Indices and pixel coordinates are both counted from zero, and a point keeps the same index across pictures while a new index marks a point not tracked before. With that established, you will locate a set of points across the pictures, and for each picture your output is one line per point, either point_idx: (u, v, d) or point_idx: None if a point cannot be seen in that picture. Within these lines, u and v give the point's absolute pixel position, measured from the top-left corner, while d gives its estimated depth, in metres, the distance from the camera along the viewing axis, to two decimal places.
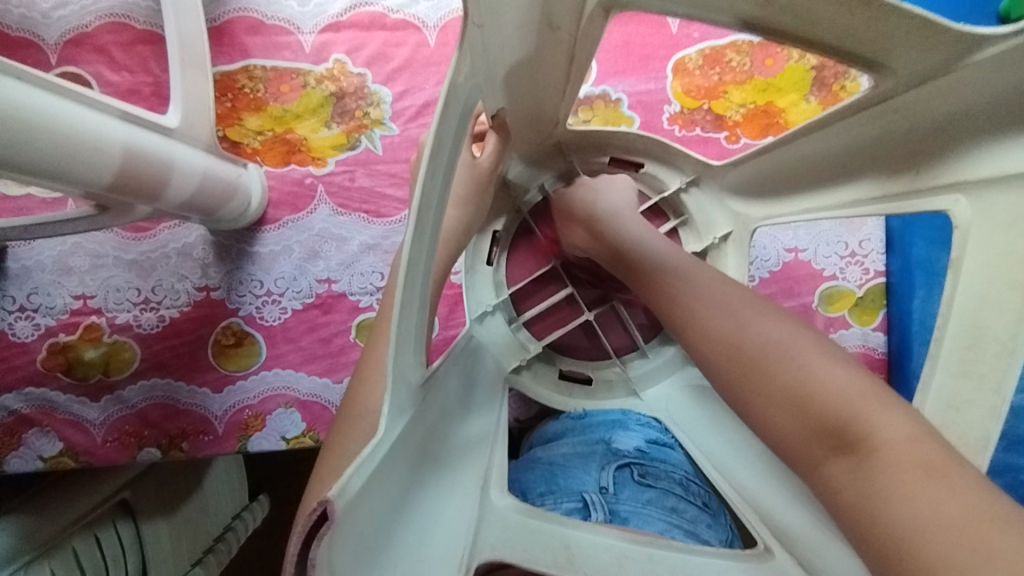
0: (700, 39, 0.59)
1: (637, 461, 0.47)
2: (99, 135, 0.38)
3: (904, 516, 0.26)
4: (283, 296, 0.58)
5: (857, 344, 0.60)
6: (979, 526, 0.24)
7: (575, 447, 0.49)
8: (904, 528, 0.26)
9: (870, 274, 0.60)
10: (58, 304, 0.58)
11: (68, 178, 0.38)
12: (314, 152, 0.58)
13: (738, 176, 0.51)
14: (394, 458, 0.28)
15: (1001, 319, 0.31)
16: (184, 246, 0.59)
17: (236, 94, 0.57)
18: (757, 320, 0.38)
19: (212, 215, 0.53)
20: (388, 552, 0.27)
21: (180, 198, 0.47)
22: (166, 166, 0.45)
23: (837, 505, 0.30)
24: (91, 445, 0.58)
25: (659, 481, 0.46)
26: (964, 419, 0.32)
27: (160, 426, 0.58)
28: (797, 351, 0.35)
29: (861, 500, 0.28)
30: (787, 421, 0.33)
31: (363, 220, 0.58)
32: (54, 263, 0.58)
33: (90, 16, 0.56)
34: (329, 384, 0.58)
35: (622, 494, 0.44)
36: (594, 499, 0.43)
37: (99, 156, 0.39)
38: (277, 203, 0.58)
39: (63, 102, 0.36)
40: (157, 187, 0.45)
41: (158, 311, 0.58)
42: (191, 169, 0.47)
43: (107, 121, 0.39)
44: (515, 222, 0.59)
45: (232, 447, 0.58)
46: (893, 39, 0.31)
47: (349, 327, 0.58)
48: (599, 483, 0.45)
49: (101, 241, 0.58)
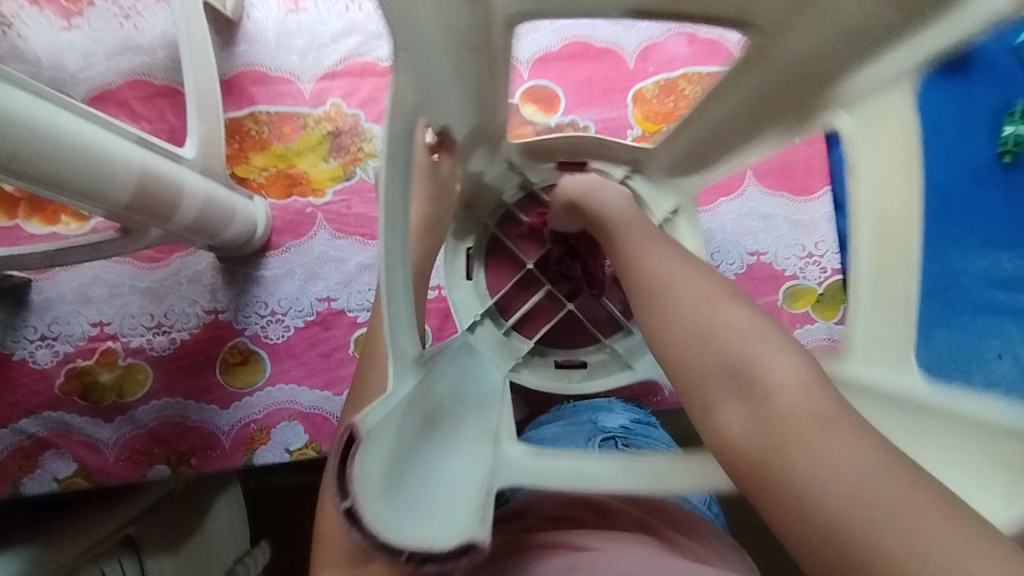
0: (656, 72, 0.67)
1: (620, 435, 0.54)
2: (116, 156, 0.44)
3: (808, 472, 0.26)
4: (286, 315, 0.63)
5: (823, 337, 0.64)
6: (880, 483, 0.25)
7: (563, 426, 0.57)
8: (808, 482, 0.26)
9: (828, 272, 0.65)
10: (76, 332, 0.62)
11: (88, 194, 0.43)
12: (314, 184, 0.64)
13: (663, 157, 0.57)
14: (405, 414, 0.32)
15: (898, 215, 0.36)
16: (194, 273, 0.63)
17: (243, 136, 0.64)
18: (686, 290, 0.35)
19: (213, 236, 0.57)
20: (421, 490, 0.30)
21: (184, 216, 0.52)
22: (170, 184, 0.50)
23: (730, 448, 0.30)
24: (104, 465, 0.61)
25: (640, 447, 0.52)
26: (890, 299, 0.37)
27: (170, 443, 0.62)
28: (712, 298, 0.34)
29: (767, 453, 0.28)
30: (690, 361, 0.32)
31: (360, 243, 0.64)
32: (73, 293, 0.62)
33: (114, 76, 0.63)
34: (330, 396, 0.63)
35: (604, 455, 0.50)
36: (575, 456, 0.50)
37: (115, 175, 0.44)
38: (281, 231, 0.64)
39: (84, 123, 0.41)
40: (161, 201, 0.49)
41: (170, 334, 0.63)
42: (192, 189, 0.52)
43: (114, 137, 0.44)
44: (484, 237, 0.64)
45: (239, 460, 0.62)
46: (789, 34, 0.37)
47: (348, 342, 0.63)
48: (584, 448, 0.51)
49: (118, 271, 0.62)
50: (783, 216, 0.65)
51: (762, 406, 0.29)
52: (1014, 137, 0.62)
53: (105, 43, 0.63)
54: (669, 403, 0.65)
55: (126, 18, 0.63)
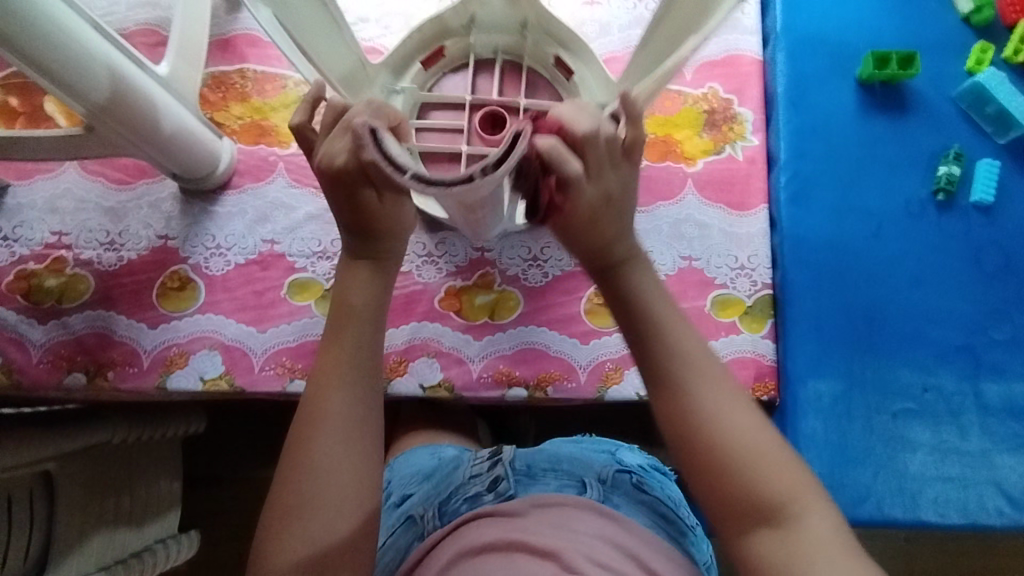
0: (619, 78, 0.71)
1: (637, 473, 0.58)
2: (79, 43, 0.49)
3: (743, 446, 0.44)
4: (229, 250, 0.66)
5: (746, 349, 0.62)
6: (772, 453, 0.44)
7: (584, 449, 0.60)
8: (745, 449, 0.44)
9: (758, 285, 0.64)
10: (36, 237, 0.66)
11: (29, 56, 0.47)
12: (282, 136, 0.69)
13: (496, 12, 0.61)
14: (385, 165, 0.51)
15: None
16: (155, 200, 0.67)
17: (228, 88, 0.70)
18: (697, 352, 0.47)
19: (173, 158, 0.62)
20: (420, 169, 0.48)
21: (143, 126, 0.57)
22: (136, 93, 0.55)
23: (669, 385, 0.46)
24: (26, 364, 0.64)
25: (654, 491, 0.56)
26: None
27: (92, 354, 0.64)
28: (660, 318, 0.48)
29: (712, 412, 0.45)
30: (682, 340, 0.47)
31: (312, 194, 0.68)
32: (43, 203, 0.67)
33: (129, 23, 0.70)
34: (254, 333, 0.64)
35: (616, 489, 0.55)
36: (591, 482, 0.55)
37: (82, 61, 0.50)
38: (242, 173, 0.68)
39: (65, 9, 0.48)
40: (120, 104, 0.54)
41: (119, 252, 0.66)
42: (157, 104, 0.57)
43: (95, 37, 0.51)
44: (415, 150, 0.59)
45: (153, 381, 0.63)
46: None
47: (282, 284, 0.66)
48: (600, 475, 0.56)
49: (88, 189, 0.67)
50: (719, 226, 0.66)
51: (710, 457, 0.45)
52: (947, 176, 0.64)
53: None
54: (584, 393, 0.64)
55: None
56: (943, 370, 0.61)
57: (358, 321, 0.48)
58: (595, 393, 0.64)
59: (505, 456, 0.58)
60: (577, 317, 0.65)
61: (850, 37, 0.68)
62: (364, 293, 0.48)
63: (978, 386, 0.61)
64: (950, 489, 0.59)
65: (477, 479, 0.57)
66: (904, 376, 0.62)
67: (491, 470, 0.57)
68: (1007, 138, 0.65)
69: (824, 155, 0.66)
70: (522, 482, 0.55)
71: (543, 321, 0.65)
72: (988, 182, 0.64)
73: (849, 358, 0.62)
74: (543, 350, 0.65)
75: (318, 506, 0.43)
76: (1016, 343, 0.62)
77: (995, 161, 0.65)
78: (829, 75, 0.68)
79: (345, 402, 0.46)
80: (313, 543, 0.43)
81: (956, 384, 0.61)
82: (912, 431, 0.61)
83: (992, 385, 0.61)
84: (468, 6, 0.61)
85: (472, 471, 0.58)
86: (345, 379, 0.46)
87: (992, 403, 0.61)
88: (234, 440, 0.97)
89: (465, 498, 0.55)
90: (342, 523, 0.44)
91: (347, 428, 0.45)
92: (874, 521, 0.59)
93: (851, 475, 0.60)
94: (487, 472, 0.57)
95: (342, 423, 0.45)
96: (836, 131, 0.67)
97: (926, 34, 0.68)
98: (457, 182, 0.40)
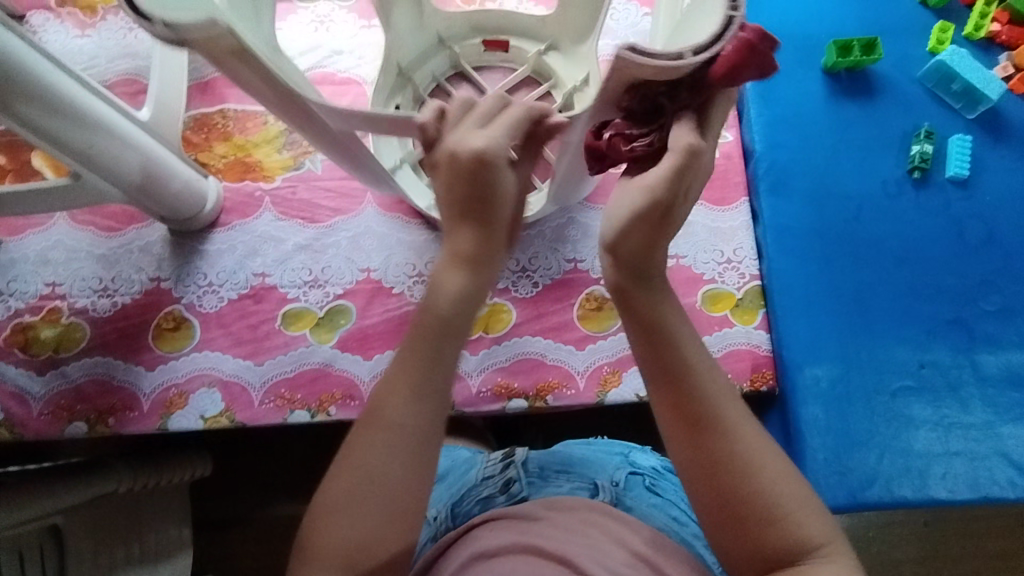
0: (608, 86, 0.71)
1: (650, 475, 0.58)
2: (65, 96, 0.51)
3: (764, 485, 0.42)
4: (222, 287, 0.67)
5: (742, 342, 0.63)
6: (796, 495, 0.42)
7: (599, 450, 0.60)
8: (758, 481, 0.42)
9: (747, 277, 0.65)
10: (31, 290, 0.67)
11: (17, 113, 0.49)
12: (266, 171, 0.70)
13: (416, 40, 0.66)
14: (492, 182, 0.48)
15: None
16: (146, 244, 0.68)
17: (210, 129, 0.71)
18: (729, 408, 0.44)
19: (162, 202, 0.63)
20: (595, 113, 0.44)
21: (131, 173, 0.58)
22: (123, 141, 0.56)
23: (690, 417, 0.44)
24: (27, 416, 0.64)
25: (667, 492, 0.56)
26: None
27: (92, 402, 0.64)
28: (687, 380, 0.44)
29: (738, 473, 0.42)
30: (702, 386, 0.44)
31: (299, 225, 0.69)
32: (36, 255, 0.68)
33: (110, 74, 0.72)
34: (251, 367, 0.65)
35: (630, 491, 0.55)
36: (603, 485, 0.55)
37: (69, 113, 0.52)
38: (229, 210, 0.69)
39: (50, 65, 0.50)
40: (108, 153, 0.56)
41: (113, 297, 0.67)
42: (144, 149, 0.59)
43: (80, 90, 0.52)
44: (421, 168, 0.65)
45: (154, 423, 0.63)
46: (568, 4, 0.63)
47: (277, 315, 0.66)
48: (613, 477, 0.56)
49: (79, 238, 0.68)
50: (703, 222, 0.66)
51: (736, 485, 0.42)
52: (920, 154, 0.65)
53: (109, 49, 0.73)
54: (585, 399, 0.64)
55: (130, 30, 0.73)
56: (938, 345, 0.62)
57: (438, 333, 0.46)
58: (595, 398, 0.64)
59: (518, 458, 0.59)
60: (571, 324, 0.66)
61: (813, 26, 0.70)
62: (453, 296, 0.47)
63: (975, 357, 0.61)
64: (959, 463, 0.59)
65: (490, 480, 0.57)
66: (902, 353, 0.62)
67: (504, 471, 0.58)
68: (976, 113, 0.66)
69: (799, 145, 0.67)
70: (535, 484, 0.56)
71: (537, 330, 0.66)
72: (961, 157, 0.65)
73: (843, 341, 0.62)
74: (540, 359, 0.65)
75: (357, 499, 0.43)
76: (1007, 313, 0.62)
77: (966, 136, 0.66)
78: (796, 67, 0.69)
79: (404, 406, 0.44)
80: (349, 534, 0.42)
81: (952, 358, 0.61)
82: (913, 408, 0.61)
83: (988, 356, 0.61)
84: (393, 57, 0.64)
85: (485, 472, 0.58)
86: (419, 388, 0.45)
87: (990, 373, 0.61)
88: (243, 477, 0.96)
89: (478, 500, 0.57)
90: (380, 523, 0.43)
91: (413, 439, 0.44)
92: (888, 504, 0.59)
93: (858, 457, 0.60)
94: (500, 475, 0.58)
95: (398, 426, 0.44)
96: (808, 120, 0.68)
97: (886, 19, 0.70)
98: (672, 62, 0.40)
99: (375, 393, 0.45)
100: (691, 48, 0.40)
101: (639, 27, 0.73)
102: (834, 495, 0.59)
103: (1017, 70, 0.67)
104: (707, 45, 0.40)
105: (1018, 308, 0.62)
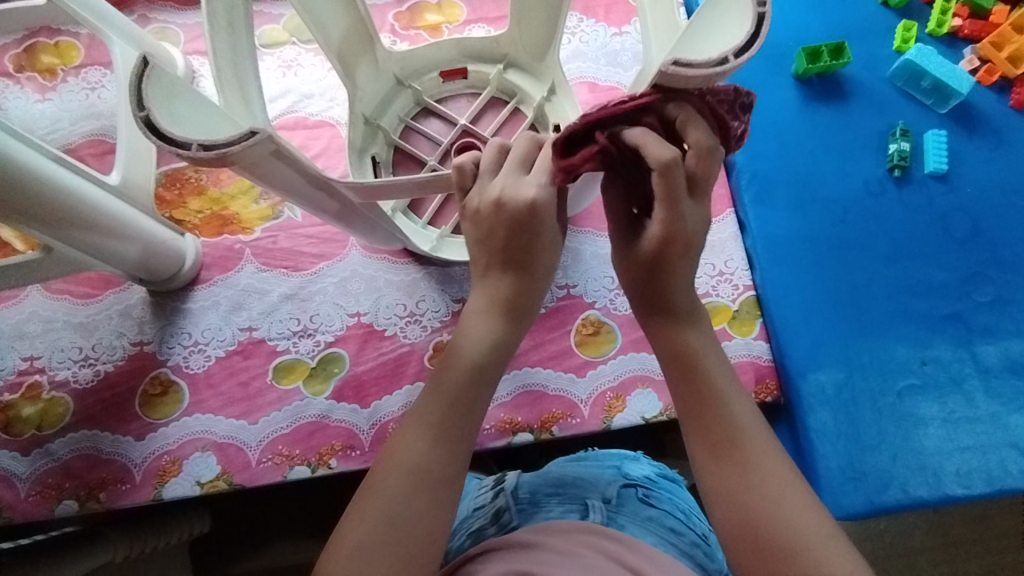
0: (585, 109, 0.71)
1: (642, 485, 0.56)
2: (33, 173, 0.49)
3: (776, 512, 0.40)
4: (208, 345, 0.65)
5: (743, 354, 0.62)
6: (818, 528, 0.40)
7: (588, 466, 0.58)
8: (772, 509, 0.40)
9: (741, 289, 0.65)
10: (7, 366, 0.65)
11: None
12: (244, 223, 0.69)
13: (376, 85, 0.65)
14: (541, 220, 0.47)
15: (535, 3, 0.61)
16: (126, 307, 0.66)
17: (183, 184, 0.70)
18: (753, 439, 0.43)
19: (139, 266, 0.62)
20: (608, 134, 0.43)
21: (107, 242, 0.57)
22: (97, 209, 0.55)
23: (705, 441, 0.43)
24: (13, 500, 0.61)
25: (661, 503, 0.54)
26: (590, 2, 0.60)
27: (81, 477, 0.61)
28: (716, 402, 0.44)
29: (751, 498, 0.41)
30: (719, 412, 0.44)
31: (283, 274, 0.67)
32: (10, 329, 0.66)
33: (75, 136, 0.70)
34: (245, 426, 0.62)
35: (623, 506, 0.52)
36: (595, 504, 0.52)
37: (39, 189, 0.50)
38: (210, 265, 0.67)
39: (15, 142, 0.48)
40: (82, 224, 0.54)
41: (95, 366, 0.65)
42: (121, 215, 0.57)
43: (50, 164, 0.51)
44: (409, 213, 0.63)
45: (149, 494, 0.61)
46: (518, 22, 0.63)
47: (267, 369, 0.64)
48: (605, 493, 0.54)
49: (55, 308, 0.66)
50: None
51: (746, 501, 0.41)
52: (899, 152, 0.65)
53: (72, 111, 0.71)
54: (591, 427, 0.63)
55: (92, 90, 0.72)
56: (937, 341, 0.62)
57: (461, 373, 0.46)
58: (601, 424, 0.62)
59: (509, 486, 0.57)
60: (569, 351, 0.65)
61: (780, 32, 0.71)
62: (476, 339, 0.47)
63: (975, 350, 0.61)
64: (972, 457, 0.59)
65: (481, 511, 0.56)
66: (905, 352, 0.62)
67: (493, 500, 0.56)
68: (948, 107, 0.67)
69: (779, 153, 0.68)
70: (525, 511, 0.53)
71: (536, 360, 0.64)
72: (938, 152, 0.66)
73: (844, 345, 0.62)
74: (542, 390, 0.64)
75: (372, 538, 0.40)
76: (1000, 302, 0.62)
77: (941, 131, 0.67)
78: (767, 75, 0.70)
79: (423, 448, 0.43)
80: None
81: (952, 352, 0.62)
82: (919, 407, 0.60)
83: (987, 347, 0.61)
84: (358, 108, 0.63)
85: (476, 503, 0.57)
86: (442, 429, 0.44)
87: (991, 364, 0.61)
88: (244, 536, 0.92)
89: (470, 532, 0.54)
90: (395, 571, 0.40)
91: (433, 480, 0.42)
92: (905, 507, 0.58)
93: (869, 461, 0.59)
94: (490, 504, 0.56)
95: (415, 466, 0.42)
96: (785, 126, 0.68)
97: (851, 22, 0.71)
98: (715, 72, 0.37)
99: (397, 435, 0.45)
100: (732, 50, 0.37)
101: (609, 48, 0.73)
102: (853, 502, 0.58)
103: (983, 62, 0.68)
104: (745, 41, 0.37)
105: (1011, 298, 0.62)
